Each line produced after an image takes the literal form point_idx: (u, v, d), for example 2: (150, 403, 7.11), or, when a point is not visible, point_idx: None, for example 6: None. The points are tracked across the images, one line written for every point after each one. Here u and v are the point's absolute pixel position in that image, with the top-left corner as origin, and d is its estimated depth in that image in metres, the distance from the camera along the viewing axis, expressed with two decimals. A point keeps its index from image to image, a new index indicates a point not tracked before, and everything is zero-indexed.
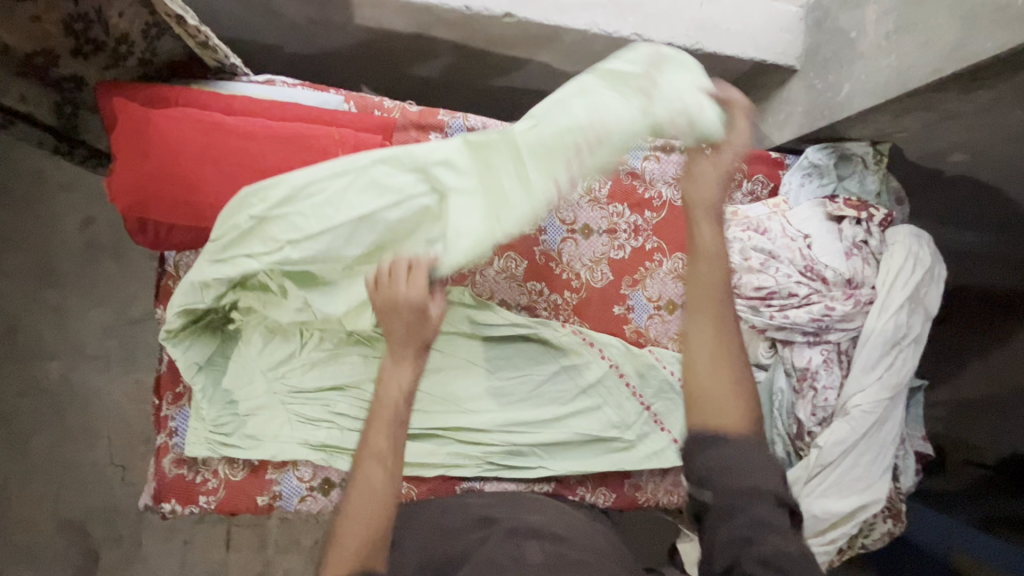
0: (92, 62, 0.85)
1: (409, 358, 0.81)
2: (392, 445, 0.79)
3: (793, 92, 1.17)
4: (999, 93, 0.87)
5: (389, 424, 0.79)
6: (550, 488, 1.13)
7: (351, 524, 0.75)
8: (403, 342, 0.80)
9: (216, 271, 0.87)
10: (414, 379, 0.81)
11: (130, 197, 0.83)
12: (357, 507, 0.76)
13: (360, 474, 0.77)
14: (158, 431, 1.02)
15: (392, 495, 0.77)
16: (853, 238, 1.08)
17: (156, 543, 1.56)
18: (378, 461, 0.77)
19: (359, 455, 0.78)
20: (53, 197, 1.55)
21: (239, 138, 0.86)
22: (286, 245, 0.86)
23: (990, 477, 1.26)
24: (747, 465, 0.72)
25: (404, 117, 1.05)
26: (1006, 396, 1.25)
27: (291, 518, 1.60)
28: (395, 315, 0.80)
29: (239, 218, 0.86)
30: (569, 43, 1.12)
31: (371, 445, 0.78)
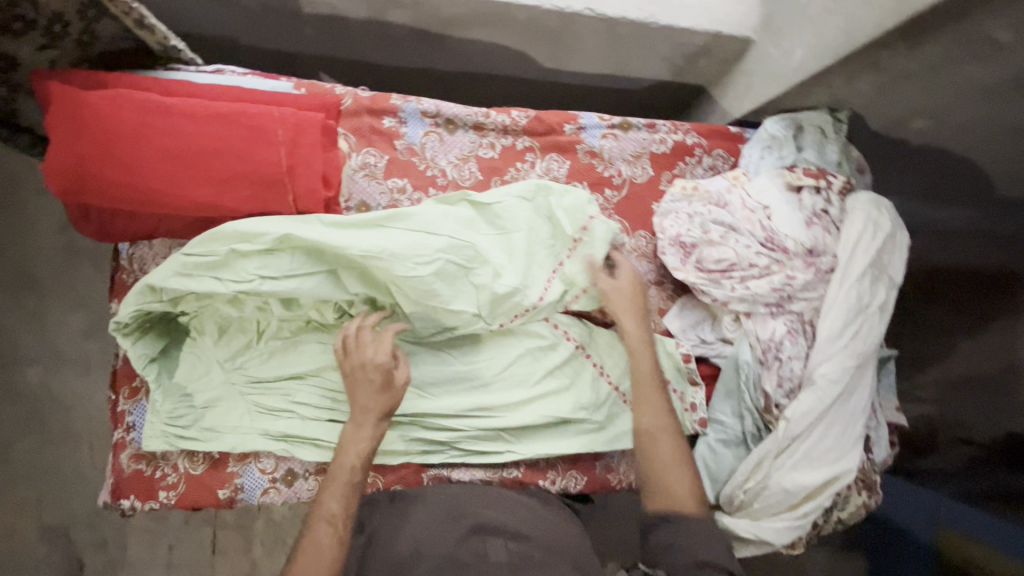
0: (25, 41, 0.82)
1: (370, 423, 0.95)
2: (343, 505, 0.91)
3: (752, 63, 1.18)
4: (946, 46, 0.89)
5: (342, 488, 0.92)
6: (519, 473, 1.12)
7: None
8: (363, 409, 0.95)
9: (180, 285, 0.87)
10: (370, 447, 0.95)
11: (64, 180, 0.82)
12: (306, 561, 0.86)
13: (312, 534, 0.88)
14: (115, 426, 1.01)
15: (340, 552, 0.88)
16: (814, 207, 1.07)
17: (141, 548, 1.53)
18: (328, 525, 0.89)
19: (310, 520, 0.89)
20: (26, 202, 1.53)
21: (174, 120, 0.84)
22: (258, 279, 0.89)
23: None
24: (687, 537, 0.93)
25: (357, 103, 1.04)
26: None
27: (277, 519, 1.56)
28: (362, 376, 0.96)
29: (218, 246, 0.86)
30: (524, 22, 1.12)
31: (324, 506, 0.90)
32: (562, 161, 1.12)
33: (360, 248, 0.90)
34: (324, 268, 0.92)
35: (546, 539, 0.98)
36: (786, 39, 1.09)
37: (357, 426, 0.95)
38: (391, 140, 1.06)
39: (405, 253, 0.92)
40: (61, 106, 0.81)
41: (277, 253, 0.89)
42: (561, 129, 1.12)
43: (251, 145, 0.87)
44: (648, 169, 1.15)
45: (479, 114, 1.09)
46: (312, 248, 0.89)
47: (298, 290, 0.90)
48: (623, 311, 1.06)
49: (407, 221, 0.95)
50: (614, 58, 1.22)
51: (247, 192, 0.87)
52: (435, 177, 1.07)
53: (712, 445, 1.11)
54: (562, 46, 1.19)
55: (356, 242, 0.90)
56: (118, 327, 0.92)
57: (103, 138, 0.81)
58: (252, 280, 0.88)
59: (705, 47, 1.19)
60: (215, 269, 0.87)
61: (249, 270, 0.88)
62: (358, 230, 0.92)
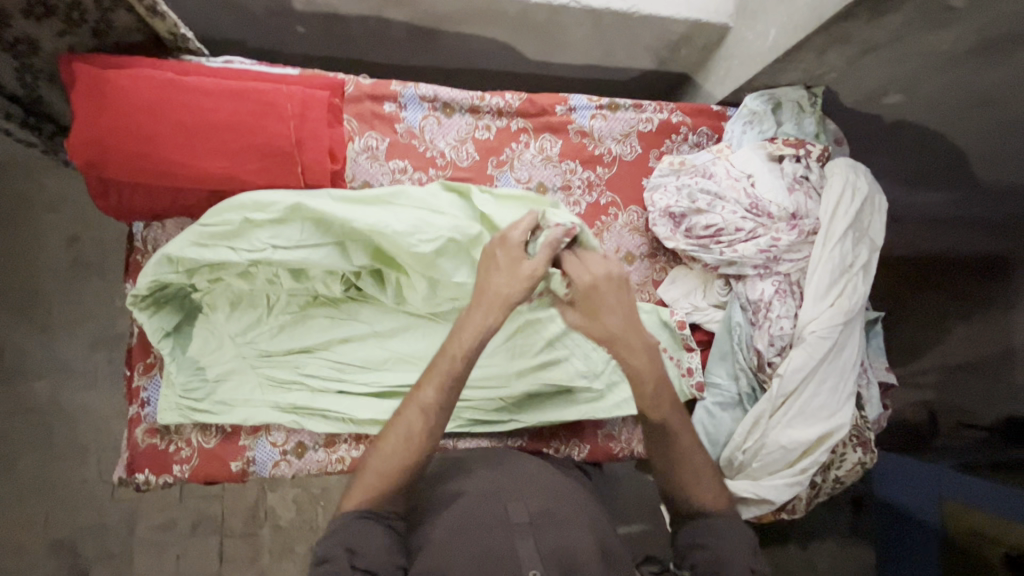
0: (44, 25, 0.88)
1: (490, 312, 0.92)
2: (440, 396, 0.91)
3: (732, 48, 1.24)
4: (907, 16, 0.97)
5: (441, 380, 0.91)
6: (523, 442, 1.15)
7: (378, 462, 0.88)
8: (490, 296, 0.93)
9: (198, 255, 0.93)
10: (485, 334, 0.92)
11: (90, 152, 0.89)
12: (390, 443, 0.89)
13: (403, 416, 0.91)
14: (130, 403, 1.04)
15: (423, 443, 0.89)
16: (794, 174, 1.14)
17: (146, 560, 1.52)
18: (420, 414, 0.90)
19: (406, 401, 0.92)
20: (33, 215, 1.55)
21: (193, 97, 0.92)
22: (270, 249, 0.94)
23: (981, 437, 1.21)
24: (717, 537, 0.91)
25: (358, 90, 1.10)
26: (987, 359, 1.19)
27: (284, 526, 1.55)
28: (498, 260, 0.94)
29: (232, 216, 0.93)
30: (516, 16, 1.18)
31: (423, 394, 0.91)
32: (555, 141, 1.19)
33: (367, 218, 0.96)
34: (332, 239, 0.98)
35: (568, 501, 0.93)
36: (761, 22, 1.15)
37: (483, 311, 0.92)
38: (391, 123, 1.12)
39: (407, 228, 0.97)
40: (83, 84, 0.88)
41: (288, 223, 0.95)
42: (553, 111, 1.18)
43: (261, 119, 0.94)
44: (637, 147, 1.22)
45: (474, 98, 1.15)
46: (320, 220, 0.95)
47: (312, 261, 0.96)
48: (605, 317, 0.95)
49: (415, 198, 1.01)
50: (602, 48, 1.28)
51: (259, 163, 0.94)
52: (434, 158, 1.13)
53: (710, 408, 1.14)
54: (552, 39, 1.25)
55: (365, 216, 0.96)
56: (136, 296, 0.97)
57: (124, 113, 0.89)
58: (264, 249, 0.94)
59: (687, 36, 1.25)
60: (229, 240, 0.94)
61: (263, 240, 0.94)
62: (365, 202, 0.98)
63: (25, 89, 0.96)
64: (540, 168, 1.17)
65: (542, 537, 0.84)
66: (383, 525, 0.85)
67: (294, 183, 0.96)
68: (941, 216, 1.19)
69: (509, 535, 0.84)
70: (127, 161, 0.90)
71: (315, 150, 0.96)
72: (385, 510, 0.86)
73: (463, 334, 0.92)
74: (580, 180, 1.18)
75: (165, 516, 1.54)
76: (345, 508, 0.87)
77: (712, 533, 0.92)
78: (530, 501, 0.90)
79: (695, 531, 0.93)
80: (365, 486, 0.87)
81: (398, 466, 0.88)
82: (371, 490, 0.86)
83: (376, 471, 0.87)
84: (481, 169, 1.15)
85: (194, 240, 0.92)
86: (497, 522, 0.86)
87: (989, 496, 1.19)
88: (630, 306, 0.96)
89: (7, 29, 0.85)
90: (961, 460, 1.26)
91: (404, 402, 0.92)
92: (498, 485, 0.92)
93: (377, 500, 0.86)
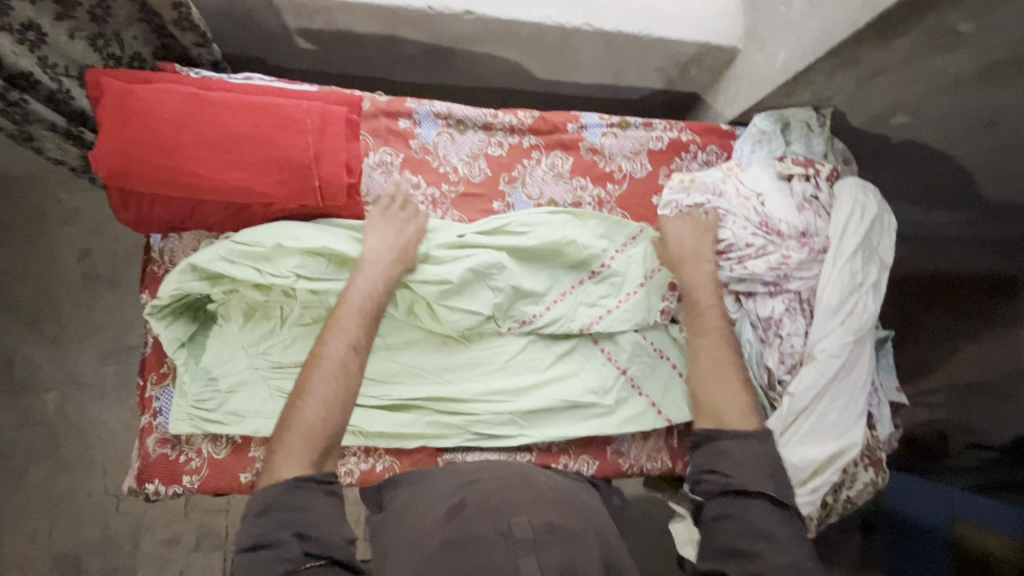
0: (44, 8, 0.87)
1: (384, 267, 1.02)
2: (363, 333, 0.98)
3: (742, 70, 1.27)
4: (914, 40, 0.97)
5: (359, 321, 0.99)
6: (532, 457, 1.13)
7: (315, 406, 0.92)
8: (389, 250, 1.03)
9: (223, 268, 0.97)
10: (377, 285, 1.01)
11: (113, 164, 0.91)
12: (320, 390, 0.93)
13: (328, 355, 0.95)
14: (143, 412, 1.05)
15: (354, 379, 0.96)
16: (804, 193, 1.15)
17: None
18: (344, 352, 0.96)
19: (326, 343, 0.96)
20: (50, 229, 1.58)
21: (217, 112, 0.94)
22: (295, 276, 0.99)
23: (998, 458, 1.32)
24: (732, 460, 1.01)
25: (374, 106, 1.12)
26: (999, 379, 1.36)
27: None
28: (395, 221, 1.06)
29: (268, 239, 0.98)
30: (528, 37, 1.19)
31: (347, 332, 0.97)
32: (566, 158, 1.21)
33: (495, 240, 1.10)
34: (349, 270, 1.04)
35: (576, 523, 0.91)
36: (770, 46, 1.17)
37: (375, 263, 1.01)
38: (406, 139, 1.14)
39: (438, 267, 1.06)
40: (109, 97, 0.91)
41: (317, 256, 1.01)
42: (565, 128, 1.21)
43: (281, 133, 0.96)
44: (646, 165, 1.24)
45: (487, 115, 1.17)
46: (346, 259, 1.03)
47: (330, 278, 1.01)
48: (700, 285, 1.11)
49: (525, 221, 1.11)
50: (612, 69, 1.30)
51: (277, 176, 0.96)
52: (447, 173, 1.15)
53: None
54: (563, 58, 1.27)
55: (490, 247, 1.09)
56: (154, 307, 0.98)
57: (149, 125, 0.91)
58: (287, 276, 0.99)
59: (697, 57, 1.27)
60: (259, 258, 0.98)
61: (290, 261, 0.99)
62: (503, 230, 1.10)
63: (55, 84, 0.94)
64: (550, 185, 1.19)
65: (545, 556, 0.84)
66: (327, 489, 0.88)
67: (312, 197, 0.98)
68: (955, 235, 1.35)
69: (511, 553, 0.84)
70: (149, 173, 0.92)
71: (332, 164, 0.98)
72: (325, 474, 0.89)
73: (366, 280, 1.01)
74: (591, 196, 1.20)
75: (169, 530, 1.53)
76: (279, 476, 0.87)
77: (720, 458, 1.02)
78: (534, 516, 0.90)
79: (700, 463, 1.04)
80: (294, 450, 0.89)
81: (335, 408, 0.93)
82: (297, 456, 0.89)
83: (310, 424, 0.90)
84: (493, 185, 1.17)
85: (226, 256, 0.96)
86: (503, 536, 0.86)
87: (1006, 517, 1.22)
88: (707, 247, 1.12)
89: (15, 14, 0.84)
90: (980, 480, 1.32)
91: (322, 344, 0.96)
92: (501, 502, 0.92)
93: (309, 463, 0.89)
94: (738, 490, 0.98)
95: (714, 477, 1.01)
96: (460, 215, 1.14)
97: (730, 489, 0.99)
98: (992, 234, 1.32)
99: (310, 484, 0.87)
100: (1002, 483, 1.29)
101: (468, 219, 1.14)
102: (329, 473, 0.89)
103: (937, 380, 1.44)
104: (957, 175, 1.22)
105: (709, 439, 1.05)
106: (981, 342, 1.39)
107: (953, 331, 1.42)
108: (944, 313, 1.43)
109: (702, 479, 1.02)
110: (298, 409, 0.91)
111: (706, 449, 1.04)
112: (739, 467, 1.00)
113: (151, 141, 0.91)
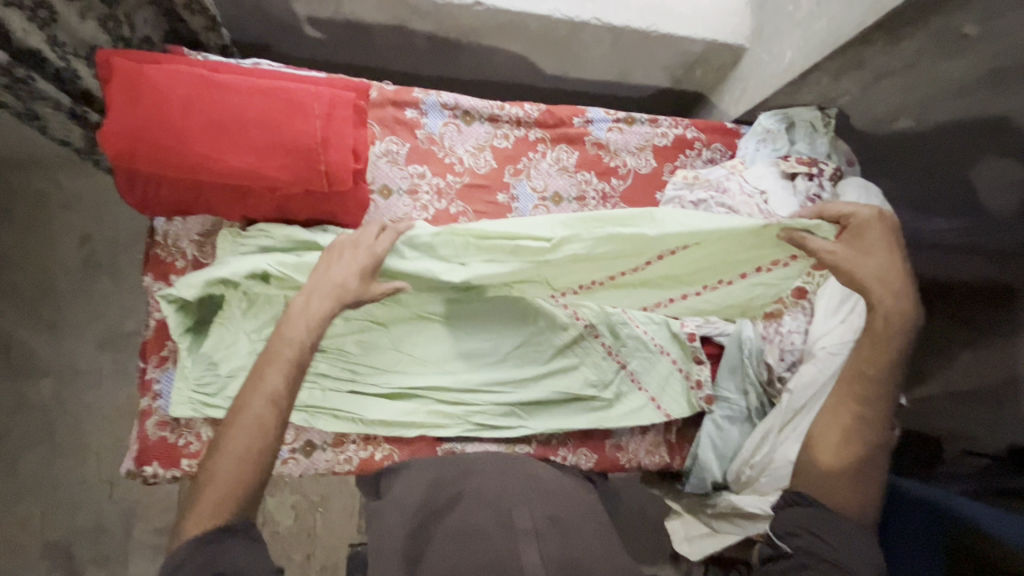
0: None
1: (325, 304, 0.95)
2: (287, 383, 0.92)
3: (748, 70, 1.29)
4: (921, 43, 1.01)
5: (285, 366, 0.92)
6: (531, 449, 1.14)
7: (231, 462, 0.85)
8: (328, 284, 0.96)
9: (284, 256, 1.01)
10: (318, 320, 0.95)
11: (122, 145, 0.90)
12: (234, 441, 0.87)
13: (247, 406, 0.89)
14: (143, 394, 1.05)
15: (272, 433, 0.88)
16: (807, 192, 1.15)
17: (142, 563, 1.51)
18: (265, 405, 0.89)
19: (250, 393, 0.90)
20: (49, 215, 1.58)
21: (226, 94, 0.94)
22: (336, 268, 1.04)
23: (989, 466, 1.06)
24: (828, 528, 0.92)
25: (381, 95, 1.13)
26: (997, 387, 1.06)
27: (283, 532, 1.52)
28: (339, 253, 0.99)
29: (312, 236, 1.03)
30: (536, 30, 1.20)
31: (267, 383, 0.91)
32: (571, 152, 1.21)
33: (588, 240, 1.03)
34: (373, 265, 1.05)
35: (574, 516, 0.92)
36: (777, 44, 1.21)
37: (309, 297, 0.95)
38: (412, 129, 1.15)
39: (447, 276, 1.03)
40: (121, 77, 0.91)
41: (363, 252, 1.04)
42: (571, 123, 1.21)
43: (288, 117, 0.96)
44: (651, 161, 1.25)
45: (494, 107, 1.18)
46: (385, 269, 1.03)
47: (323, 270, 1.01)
48: (871, 280, 0.99)
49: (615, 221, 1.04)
50: (619, 65, 1.31)
51: (283, 160, 0.95)
52: (453, 164, 1.16)
53: (719, 422, 1.15)
54: (569, 54, 1.27)
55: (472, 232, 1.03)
56: (165, 298, 0.99)
57: (159, 106, 0.91)
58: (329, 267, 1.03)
59: (704, 55, 1.29)
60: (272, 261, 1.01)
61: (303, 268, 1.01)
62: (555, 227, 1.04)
63: (62, 61, 0.93)
64: (555, 178, 1.20)
65: (546, 546, 0.85)
66: (246, 537, 0.81)
67: (319, 182, 0.97)
68: (958, 242, 1.07)
69: (511, 540, 0.85)
70: (158, 155, 0.92)
71: (339, 149, 0.98)
72: (242, 521, 0.83)
73: (297, 321, 0.94)
74: (595, 191, 1.21)
75: (164, 518, 1.53)
76: (193, 533, 0.80)
77: (822, 520, 0.93)
78: (536, 507, 0.90)
79: (794, 518, 0.95)
80: (210, 503, 0.83)
81: (249, 463, 0.86)
82: (212, 504, 0.83)
83: (225, 477, 0.84)
84: (498, 177, 1.17)
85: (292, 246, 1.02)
86: (505, 525, 0.87)
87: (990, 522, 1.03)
88: (882, 245, 1.00)
89: None
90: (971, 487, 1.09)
91: (247, 392, 0.90)
92: (500, 492, 0.92)
93: (226, 515, 0.82)
94: (824, 558, 0.90)
95: (806, 541, 0.92)
96: (465, 205, 1.15)
97: (818, 555, 0.90)
98: (990, 238, 1.01)
99: (223, 533, 0.80)
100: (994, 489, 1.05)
101: (472, 210, 1.15)
102: (242, 521, 0.83)
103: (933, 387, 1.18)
104: (949, 170, 1.06)
105: (797, 500, 0.97)
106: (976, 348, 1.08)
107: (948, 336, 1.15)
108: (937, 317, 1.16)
109: (791, 538, 0.94)
110: (217, 464, 0.85)
111: (786, 511, 0.97)
112: (833, 535, 0.92)
113: (161, 121, 0.91)
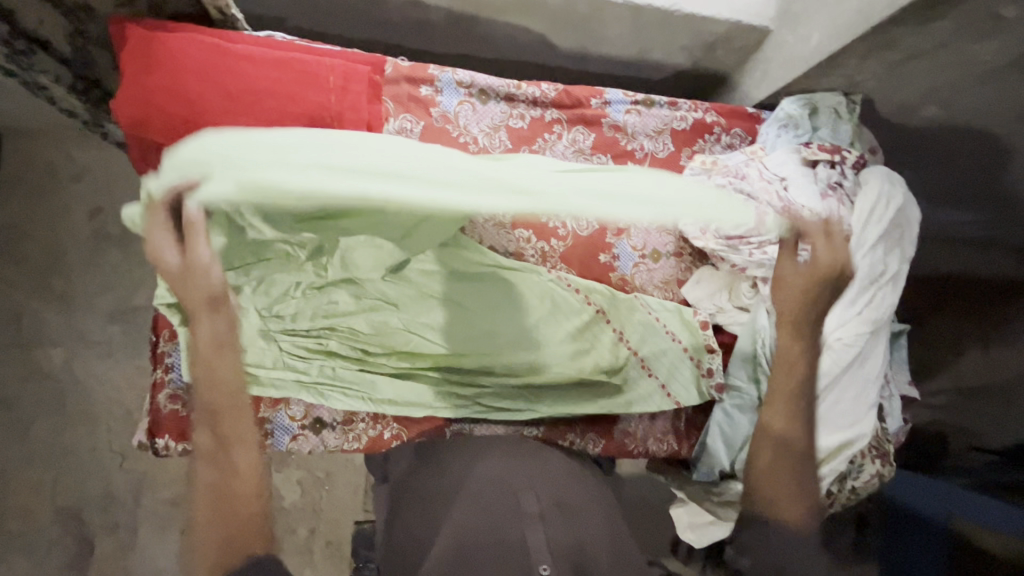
0: None
1: (209, 318, 0.87)
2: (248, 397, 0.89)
3: (771, 52, 1.26)
4: (954, 22, 0.96)
5: (209, 421, 0.88)
6: (539, 432, 1.13)
7: (205, 524, 0.79)
8: (194, 307, 0.85)
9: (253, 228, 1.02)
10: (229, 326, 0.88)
11: (135, 114, 0.89)
12: (201, 506, 0.81)
13: (198, 478, 0.84)
14: (155, 367, 1.05)
15: (239, 467, 0.85)
16: (829, 179, 1.12)
17: (150, 532, 1.52)
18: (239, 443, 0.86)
19: (194, 462, 0.86)
20: (61, 187, 1.57)
21: (241, 64, 0.93)
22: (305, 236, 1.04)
23: (998, 461, 1.25)
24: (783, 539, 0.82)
25: (396, 71, 1.11)
26: (1003, 383, 1.24)
27: (289, 505, 1.54)
28: (169, 277, 0.84)
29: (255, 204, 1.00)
30: (554, 7, 1.17)
31: (202, 445, 0.87)
32: (587, 134, 1.19)
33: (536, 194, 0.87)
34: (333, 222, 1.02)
35: (581, 500, 0.91)
36: (802, 27, 1.17)
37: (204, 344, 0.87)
38: (426, 107, 1.13)
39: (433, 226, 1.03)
40: (133, 44, 0.89)
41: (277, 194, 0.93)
42: (588, 103, 1.19)
43: (303, 89, 0.95)
44: (668, 145, 1.23)
45: (510, 86, 1.16)
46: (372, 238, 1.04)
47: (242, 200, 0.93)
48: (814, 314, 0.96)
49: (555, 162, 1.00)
50: (638, 43, 1.27)
51: (298, 132, 0.94)
52: (467, 143, 1.14)
53: (728, 411, 1.15)
54: (588, 33, 1.24)
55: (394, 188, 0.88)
56: (164, 304, 1.01)
57: (173, 76, 0.90)
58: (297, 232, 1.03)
59: (726, 36, 1.25)
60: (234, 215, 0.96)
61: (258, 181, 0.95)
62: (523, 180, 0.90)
63: (76, 52, 0.97)
64: (570, 160, 1.18)
65: (552, 532, 0.84)
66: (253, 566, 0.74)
67: None
68: (973, 237, 1.20)
69: (519, 524, 0.84)
70: (172, 125, 0.91)
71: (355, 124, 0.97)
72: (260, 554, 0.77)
73: (208, 364, 0.88)
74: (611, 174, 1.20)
75: (172, 489, 1.54)
76: None
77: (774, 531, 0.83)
78: (542, 492, 0.90)
79: (751, 530, 0.84)
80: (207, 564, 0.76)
81: (233, 509, 0.81)
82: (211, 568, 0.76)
83: (208, 539, 0.78)
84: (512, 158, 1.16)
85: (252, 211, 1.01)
86: (509, 511, 0.86)
87: (1000, 513, 1.20)
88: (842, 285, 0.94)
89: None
90: (982, 480, 1.28)
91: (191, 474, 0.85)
92: (507, 473, 0.92)
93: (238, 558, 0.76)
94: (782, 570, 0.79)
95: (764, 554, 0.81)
96: None
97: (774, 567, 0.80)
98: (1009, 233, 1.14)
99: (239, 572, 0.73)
100: (1001, 483, 1.24)
101: None
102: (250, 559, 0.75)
103: (943, 380, 1.36)
104: (970, 166, 1.14)
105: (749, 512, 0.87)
106: (990, 348, 1.25)
107: (955, 334, 1.31)
108: (954, 314, 1.31)
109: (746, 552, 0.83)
110: (198, 534, 0.79)
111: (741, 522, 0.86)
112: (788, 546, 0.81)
113: (175, 91, 0.90)
